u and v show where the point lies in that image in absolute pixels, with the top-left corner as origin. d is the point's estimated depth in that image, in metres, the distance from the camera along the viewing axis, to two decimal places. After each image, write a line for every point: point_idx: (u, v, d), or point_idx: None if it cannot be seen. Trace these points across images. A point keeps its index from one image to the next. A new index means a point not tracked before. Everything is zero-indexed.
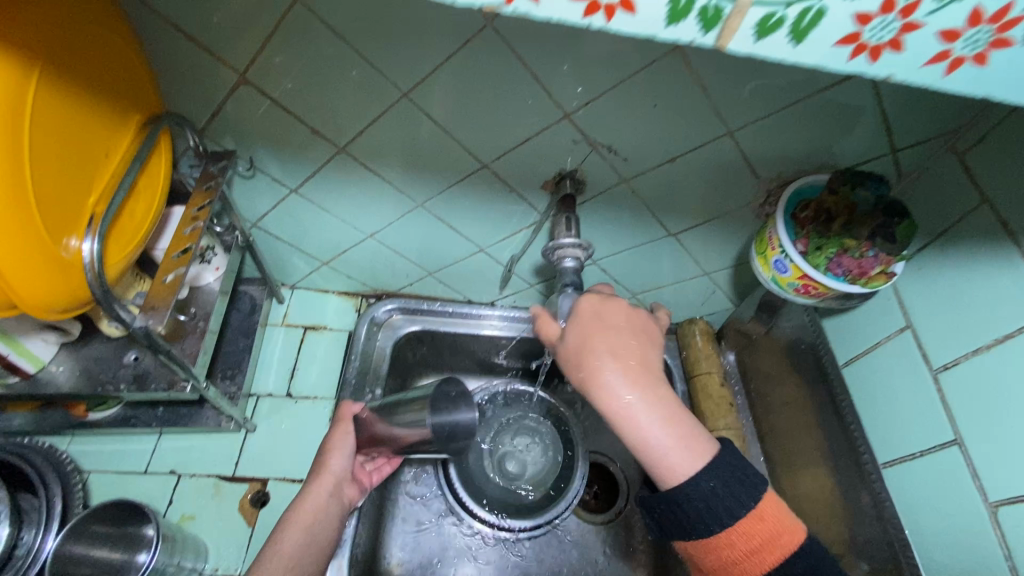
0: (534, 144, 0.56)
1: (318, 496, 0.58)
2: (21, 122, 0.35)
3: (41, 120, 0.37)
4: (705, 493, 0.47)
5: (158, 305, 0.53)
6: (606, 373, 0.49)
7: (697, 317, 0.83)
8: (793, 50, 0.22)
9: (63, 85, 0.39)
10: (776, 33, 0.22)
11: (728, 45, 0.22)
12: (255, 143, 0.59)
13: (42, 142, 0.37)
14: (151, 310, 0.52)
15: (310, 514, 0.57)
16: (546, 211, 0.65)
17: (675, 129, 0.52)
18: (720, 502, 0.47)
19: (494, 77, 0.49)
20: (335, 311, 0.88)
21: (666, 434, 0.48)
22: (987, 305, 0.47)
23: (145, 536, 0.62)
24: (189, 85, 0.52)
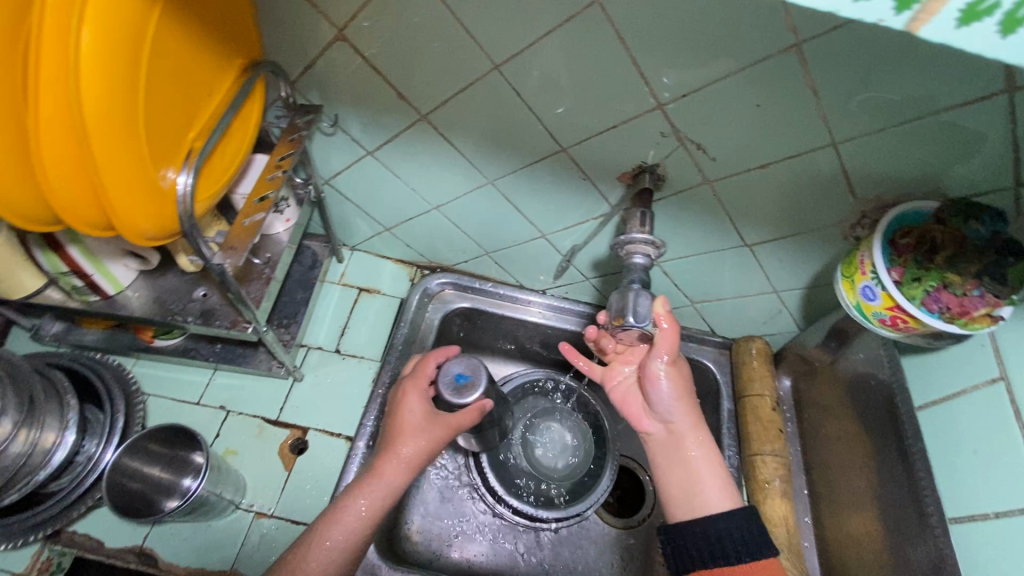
0: (619, 133, 0.54)
1: (394, 483, 0.59)
2: (141, 49, 0.36)
3: (158, 51, 0.39)
4: (736, 530, 0.51)
5: (237, 245, 0.55)
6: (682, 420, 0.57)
7: (756, 336, 0.80)
8: (999, 41, 0.19)
9: (182, 20, 0.41)
10: (985, 18, 0.19)
11: (922, 28, 0.20)
12: (340, 102, 0.60)
13: (156, 72, 0.39)
14: (230, 249, 0.54)
15: (381, 498, 0.58)
16: (616, 204, 0.63)
17: (773, 134, 0.49)
18: (753, 542, 0.51)
19: (590, 57, 0.47)
20: (390, 277, 0.90)
21: (719, 478, 0.55)
22: None
23: (194, 461, 0.66)
24: (288, 36, 0.53)
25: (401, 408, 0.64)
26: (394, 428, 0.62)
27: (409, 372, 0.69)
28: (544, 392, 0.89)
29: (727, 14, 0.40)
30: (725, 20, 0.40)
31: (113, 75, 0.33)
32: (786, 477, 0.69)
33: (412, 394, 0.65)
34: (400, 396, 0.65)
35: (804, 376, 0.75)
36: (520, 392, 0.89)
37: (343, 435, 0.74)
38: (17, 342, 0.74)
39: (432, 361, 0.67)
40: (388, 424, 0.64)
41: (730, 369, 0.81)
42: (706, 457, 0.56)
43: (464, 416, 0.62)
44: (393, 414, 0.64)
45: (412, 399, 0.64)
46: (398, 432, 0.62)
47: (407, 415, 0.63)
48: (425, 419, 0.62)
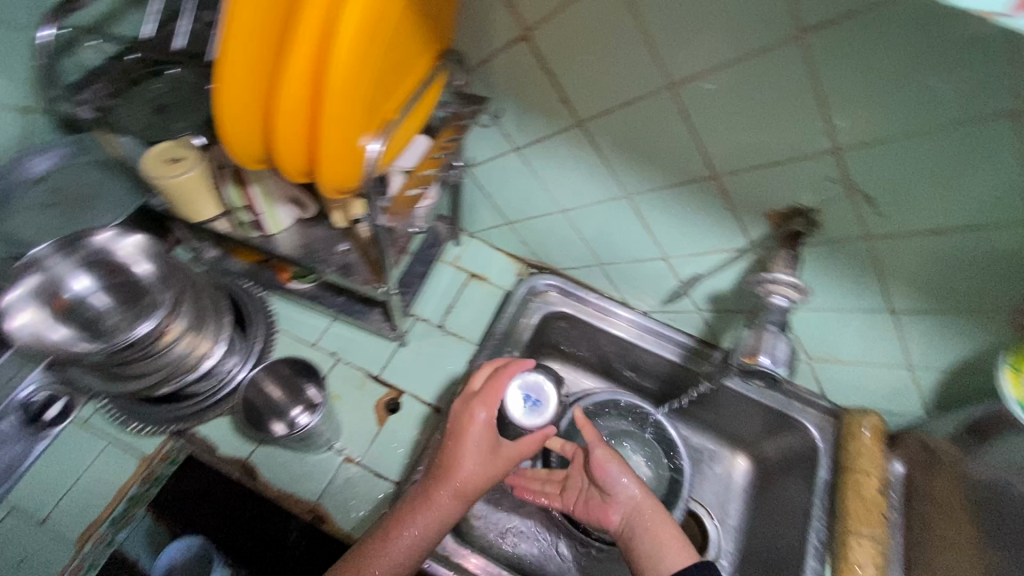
0: (782, 171, 0.53)
1: (443, 511, 0.60)
2: (389, 30, 0.41)
3: (397, 34, 0.43)
4: None
5: (401, 212, 0.65)
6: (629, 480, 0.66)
7: (872, 410, 0.76)
8: None
9: (420, 11, 0.45)
10: None
11: None
12: (505, 97, 0.64)
13: (390, 51, 0.44)
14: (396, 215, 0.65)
15: (434, 519, 0.60)
16: (756, 241, 0.61)
17: (959, 200, 0.46)
18: None
19: (773, 88, 0.47)
20: (499, 268, 0.93)
21: (676, 541, 0.61)
22: None
23: (307, 392, 0.73)
24: (479, 29, 0.58)
25: (467, 433, 0.64)
26: (458, 455, 0.63)
27: (469, 391, 0.67)
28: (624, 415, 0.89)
29: (949, 64, 0.38)
30: (944, 70, 0.39)
31: (365, 47, 0.38)
32: (881, 567, 0.64)
33: (479, 422, 0.64)
34: (465, 420, 0.64)
35: (923, 466, 0.69)
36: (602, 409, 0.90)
37: (433, 407, 0.78)
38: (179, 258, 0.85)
39: (500, 380, 0.66)
40: (449, 447, 0.64)
41: (833, 438, 0.77)
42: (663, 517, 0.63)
43: (523, 446, 0.65)
44: (456, 435, 0.64)
45: (479, 425, 0.64)
46: (456, 460, 0.62)
47: (475, 442, 0.63)
48: (486, 450, 0.63)
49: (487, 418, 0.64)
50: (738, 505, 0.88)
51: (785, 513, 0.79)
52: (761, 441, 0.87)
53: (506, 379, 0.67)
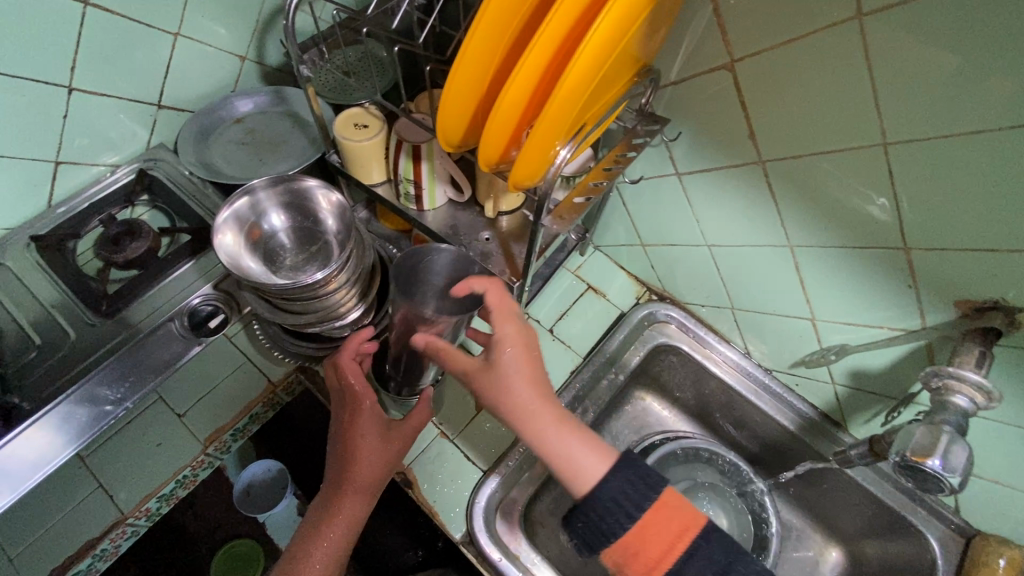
0: (996, 258, 0.47)
1: (351, 515, 0.62)
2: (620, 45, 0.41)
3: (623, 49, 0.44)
4: (613, 498, 0.52)
5: (565, 216, 0.64)
6: (512, 388, 0.54)
7: (1015, 544, 0.66)
8: None
9: (645, 29, 0.46)
10: None
11: None
12: (684, 122, 0.63)
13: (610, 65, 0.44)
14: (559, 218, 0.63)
15: (344, 519, 0.62)
16: (932, 326, 0.56)
17: None
18: (624, 503, 0.52)
19: (1019, 169, 0.42)
20: (619, 287, 0.92)
21: (576, 441, 0.54)
22: None
23: None
24: (680, 52, 0.57)
25: (354, 432, 0.63)
26: (353, 462, 0.62)
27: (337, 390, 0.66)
28: (720, 469, 0.86)
29: None
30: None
31: (599, 61, 0.39)
32: None
33: (365, 420, 0.63)
34: (354, 419, 0.63)
35: None
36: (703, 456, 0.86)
37: None
38: None
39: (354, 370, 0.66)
40: (344, 450, 0.63)
41: (955, 561, 0.68)
42: (555, 426, 0.54)
43: (413, 422, 0.66)
44: (347, 436, 0.63)
45: (364, 417, 0.63)
46: (354, 463, 0.62)
47: (368, 442, 0.63)
48: (382, 441, 0.64)
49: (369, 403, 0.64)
50: None
51: None
52: (863, 539, 0.79)
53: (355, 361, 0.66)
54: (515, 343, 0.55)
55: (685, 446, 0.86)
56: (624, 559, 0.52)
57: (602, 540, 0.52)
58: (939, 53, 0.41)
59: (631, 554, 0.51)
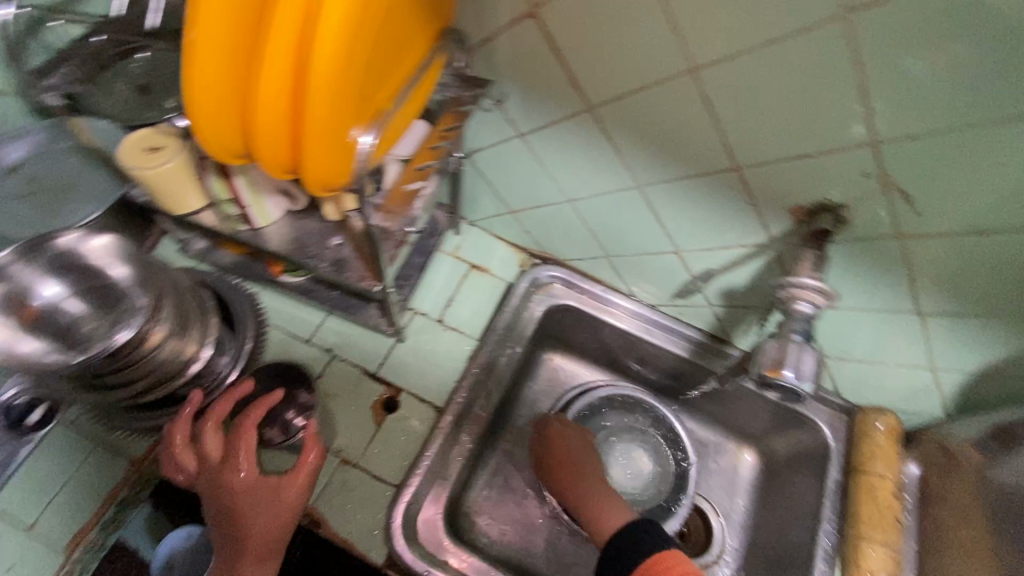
0: (813, 163, 0.49)
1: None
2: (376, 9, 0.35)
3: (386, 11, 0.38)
4: (629, 532, 0.61)
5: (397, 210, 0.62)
6: (556, 448, 0.74)
7: (886, 408, 0.73)
8: None
9: None
10: None
11: None
12: (509, 80, 0.59)
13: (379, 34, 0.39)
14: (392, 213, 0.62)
15: None
16: (777, 237, 0.57)
17: (1010, 198, 0.42)
18: (636, 536, 0.60)
19: (812, 76, 0.42)
20: (502, 259, 0.89)
21: (608, 495, 0.68)
22: None
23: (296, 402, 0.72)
24: (481, 6, 0.53)
25: (234, 499, 0.56)
26: (244, 534, 0.56)
27: (193, 469, 0.57)
28: (632, 410, 0.89)
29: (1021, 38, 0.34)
30: (1013, 44, 0.34)
31: (350, 33, 0.33)
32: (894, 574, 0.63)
33: (240, 488, 0.56)
34: (227, 493, 0.56)
35: (939, 469, 0.66)
36: (614, 402, 0.89)
37: (433, 405, 0.76)
38: (164, 252, 0.81)
39: (215, 441, 0.57)
40: (230, 525, 0.56)
41: (845, 436, 0.75)
42: (593, 484, 0.70)
43: (302, 463, 0.60)
44: (225, 511, 0.56)
45: (240, 485, 0.56)
46: (245, 528, 0.56)
47: (254, 509, 0.56)
48: (269, 501, 0.57)
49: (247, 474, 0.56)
50: (742, 500, 0.87)
51: (793, 513, 0.77)
52: (770, 437, 0.85)
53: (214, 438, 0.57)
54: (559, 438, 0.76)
55: (596, 398, 0.88)
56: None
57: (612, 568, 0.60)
58: None
59: None
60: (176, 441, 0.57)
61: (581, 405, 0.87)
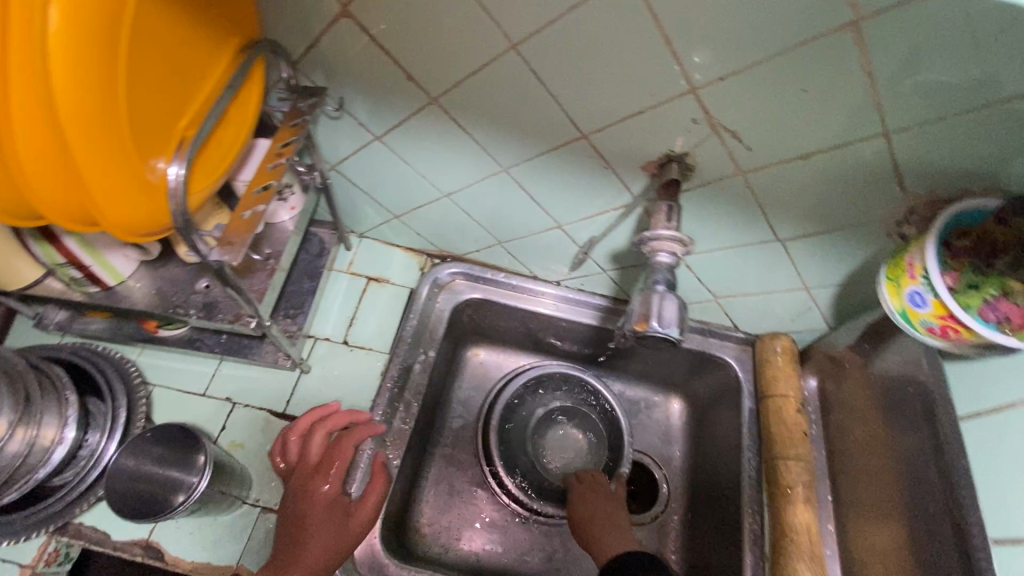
0: (646, 119, 0.50)
1: None
2: (115, 34, 0.33)
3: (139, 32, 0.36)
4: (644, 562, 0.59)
5: (235, 240, 0.53)
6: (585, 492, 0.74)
7: (780, 332, 0.77)
8: None
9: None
10: None
11: None
12: (345, 83, 0.57)
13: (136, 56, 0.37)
14: (227, 244, 0.52)
15: None
16: (640, 194, 0.59)
17: (816, 119, 0.45)
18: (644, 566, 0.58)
19: (616, 38, 0.43)
20: (400, 266, 0.86)
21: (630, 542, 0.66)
22: None
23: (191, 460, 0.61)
24: (290, 13, 0.50)
25: (308, 507, 0.60)
26: (299, 547, 0.58)
27: (293, 467, 0.65)
28: (558, 385, 0.89)
29: None
30: None
31: (87, 68, 0.31)
32: (810, 483, 0.67)
33: (318, 500, 0.61)
34: (305, 498, 0.61)
35: (833, 378, 0.71)
36: (540, 382, 0.89)
37: None
38: (21, 333, 0.74)
39: (318, 445, 0.66)
40: (292, 534, 0.59)
41: (751, 367, 0.79)
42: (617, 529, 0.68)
43: (371, 497, 0.63)
44: (294, 513, 0.60)
45: (320, 496, 0.61)
46: (305, 540, 0.58)
47: (320, 524, 0.59)
48: (330, 522, 0.60)
49: (329, 489, 0.62)
50: (679, 447, 0.88)
51: (717, 448, 0.80)
52: (691, 381, 0.87)
53: (316, 444, 0.66)
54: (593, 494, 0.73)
55: (528, 379, 0.88)
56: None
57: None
58: None
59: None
60: (291, 436, 0.66)
61: (513, 390, 0.87)
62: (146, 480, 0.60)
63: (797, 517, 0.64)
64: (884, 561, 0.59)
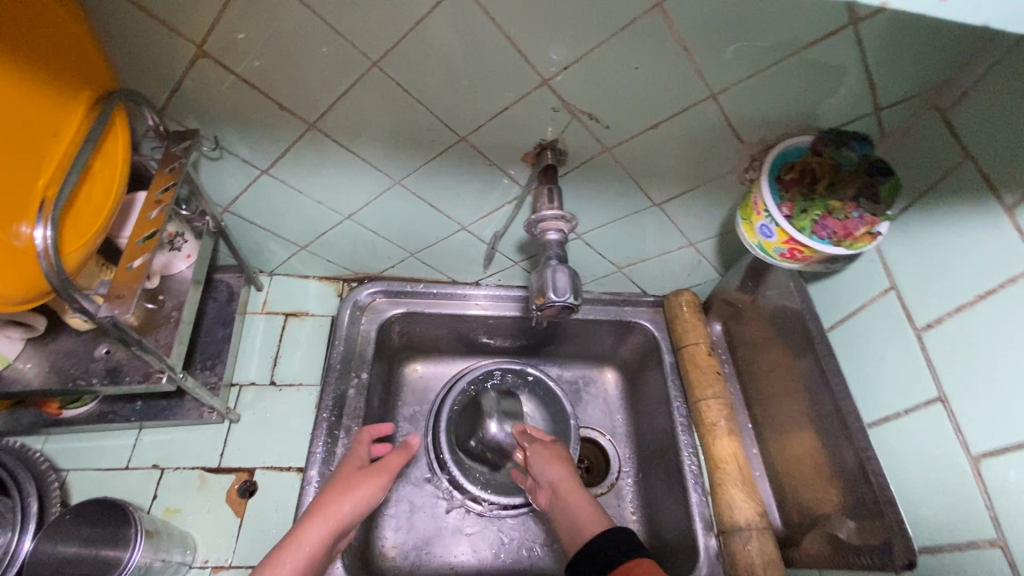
0: (512, 114, 0.54)
1: (306, 539, 0.57)
2: None
3: None
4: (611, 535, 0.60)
5: (123, 292, 0.51)
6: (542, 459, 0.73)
7: (684, 288, 0.84)
8: None
9: None
10: None
11: None
12: (218, 122, 0.57)
13: None
14: (116, 298, 0.51)
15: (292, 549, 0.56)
16: (527, 184, 0.63)
17: (655, 91, 0.51)
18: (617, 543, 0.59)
19: (466, 43, 0.47)
20: (316, 296, 0.85)
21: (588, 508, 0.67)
22: (960, 266, 0.48)
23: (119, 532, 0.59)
24: (145, 62, 0.50)
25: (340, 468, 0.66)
26: (324, 495, 0.61)
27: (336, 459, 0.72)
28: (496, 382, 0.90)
29: None
30: None
31: None
32: (730, 416, 0.73)
33: (346, 463, 0.66)
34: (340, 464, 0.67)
35: (732, 319, 0.79)
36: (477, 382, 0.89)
37: (294, 468, 0.72)
38: None
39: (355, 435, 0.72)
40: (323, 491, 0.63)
41: (665, 325, 0.85)
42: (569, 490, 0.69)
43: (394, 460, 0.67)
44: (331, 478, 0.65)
45: (349, 460, 0.66)
46: (330, 489, 0.62)
47: (344, 477, 0.63)
48: (362, 475, 0.64)
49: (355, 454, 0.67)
50: (621, 414, 0.91)
51: (652, 404, 0.84)
52: (619, 349, 0.90)
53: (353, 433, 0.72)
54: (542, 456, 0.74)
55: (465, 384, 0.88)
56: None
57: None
58: None
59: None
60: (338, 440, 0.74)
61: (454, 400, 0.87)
62: (74, 561, 0.58)
63: (722, 450, 0.71)
64: (801, 467, 0.66)
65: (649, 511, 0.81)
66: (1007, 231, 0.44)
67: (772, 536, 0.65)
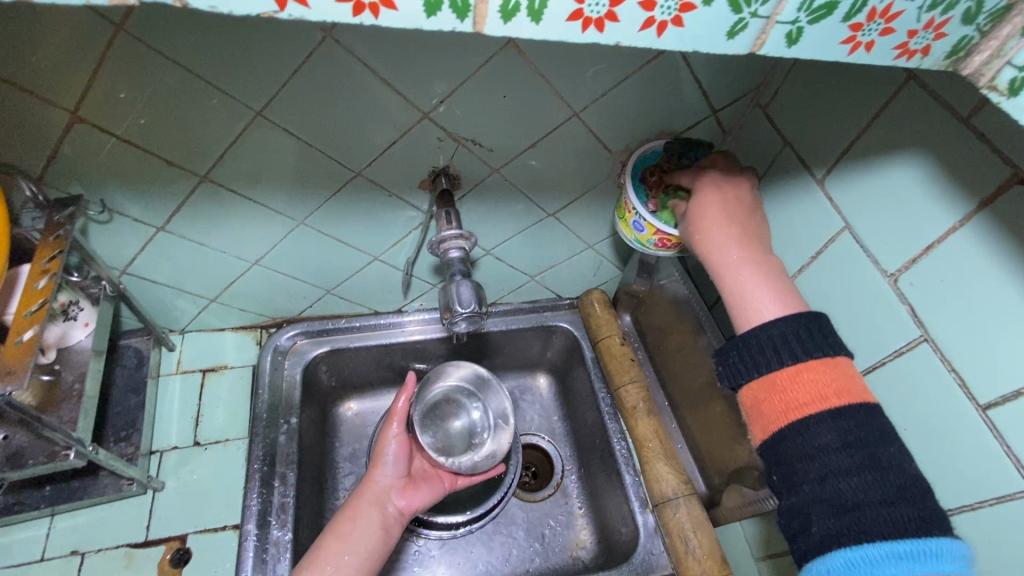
0: (402, 146, 0.58)
1: (357, 509, 0.64)
2: None
3: None
4: (782, 331, 0.45)
5: (14, 368, 0.50)
6: (698, 211, 0.52)
7: (593, 287, 0.90)
8: (787, 49, 0.28)
9: None
10: (805, 28, 0.27)
11: (763, 47, 0.28)
12: (104, 184, 0.56)
13: None
14: (6, 375, 0.49)
15: (348, 521, 0.63)
16: (429, 209, 0.67)
17: (526, 115, 0.56)
18: (792, 345, 0.44)
19: (343, 86, 0.51)
20: (234, 347, 0.84)
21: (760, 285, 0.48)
22: (792, 234, 0.57)
23: None
24: (14, 134, 0.49)
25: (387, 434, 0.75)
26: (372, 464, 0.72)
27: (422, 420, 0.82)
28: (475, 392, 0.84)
29: None
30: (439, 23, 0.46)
31: None
32: (648, 397, 0.80)
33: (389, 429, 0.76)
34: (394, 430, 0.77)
35: (639, 309, 0.86)
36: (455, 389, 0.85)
37: (231, 526, 0.69)
38: None
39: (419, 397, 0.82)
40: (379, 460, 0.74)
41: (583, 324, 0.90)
42: (745, 259, 0.50)
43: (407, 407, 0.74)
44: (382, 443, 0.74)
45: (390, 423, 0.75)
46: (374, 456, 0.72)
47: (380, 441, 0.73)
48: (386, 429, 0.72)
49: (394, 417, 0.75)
50: (557, 415, 0.95)
51: (582, 400, 0.89)
52: (546, 353, 0.95)
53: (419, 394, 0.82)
54: (706, 239, 0.51)
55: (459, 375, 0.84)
56: (833, 569, 0.39)
57: (755, 373, 0.45)
58: (205, 35, 0.44)
59: (779, 410, 0.44)
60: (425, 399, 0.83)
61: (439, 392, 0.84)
62: None
63: (644, 429, 0.77)
64: (713, 431, 0.73)
65: (593, 501, 0.85)
66: (821, 199, 0.53)
67: (698, 500, 0.71)
